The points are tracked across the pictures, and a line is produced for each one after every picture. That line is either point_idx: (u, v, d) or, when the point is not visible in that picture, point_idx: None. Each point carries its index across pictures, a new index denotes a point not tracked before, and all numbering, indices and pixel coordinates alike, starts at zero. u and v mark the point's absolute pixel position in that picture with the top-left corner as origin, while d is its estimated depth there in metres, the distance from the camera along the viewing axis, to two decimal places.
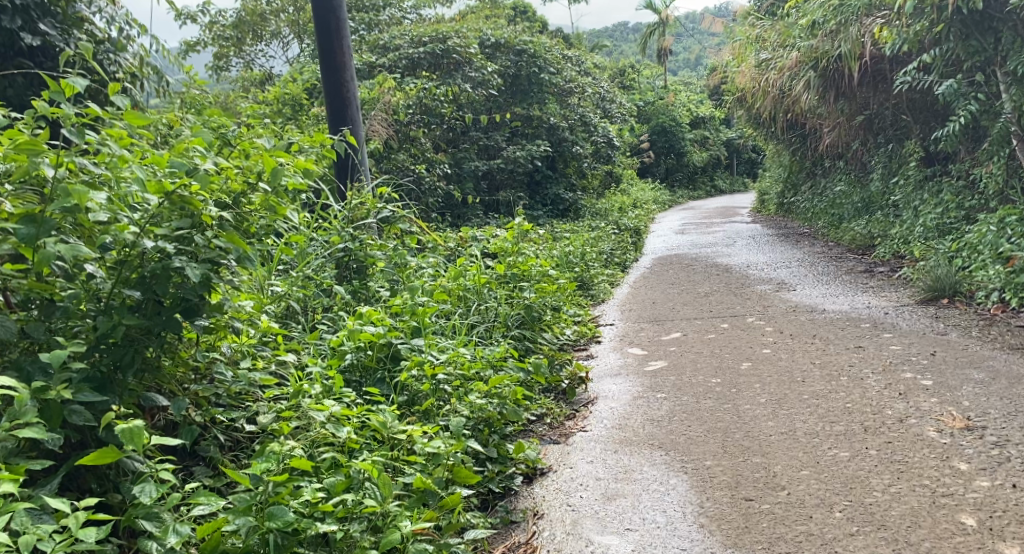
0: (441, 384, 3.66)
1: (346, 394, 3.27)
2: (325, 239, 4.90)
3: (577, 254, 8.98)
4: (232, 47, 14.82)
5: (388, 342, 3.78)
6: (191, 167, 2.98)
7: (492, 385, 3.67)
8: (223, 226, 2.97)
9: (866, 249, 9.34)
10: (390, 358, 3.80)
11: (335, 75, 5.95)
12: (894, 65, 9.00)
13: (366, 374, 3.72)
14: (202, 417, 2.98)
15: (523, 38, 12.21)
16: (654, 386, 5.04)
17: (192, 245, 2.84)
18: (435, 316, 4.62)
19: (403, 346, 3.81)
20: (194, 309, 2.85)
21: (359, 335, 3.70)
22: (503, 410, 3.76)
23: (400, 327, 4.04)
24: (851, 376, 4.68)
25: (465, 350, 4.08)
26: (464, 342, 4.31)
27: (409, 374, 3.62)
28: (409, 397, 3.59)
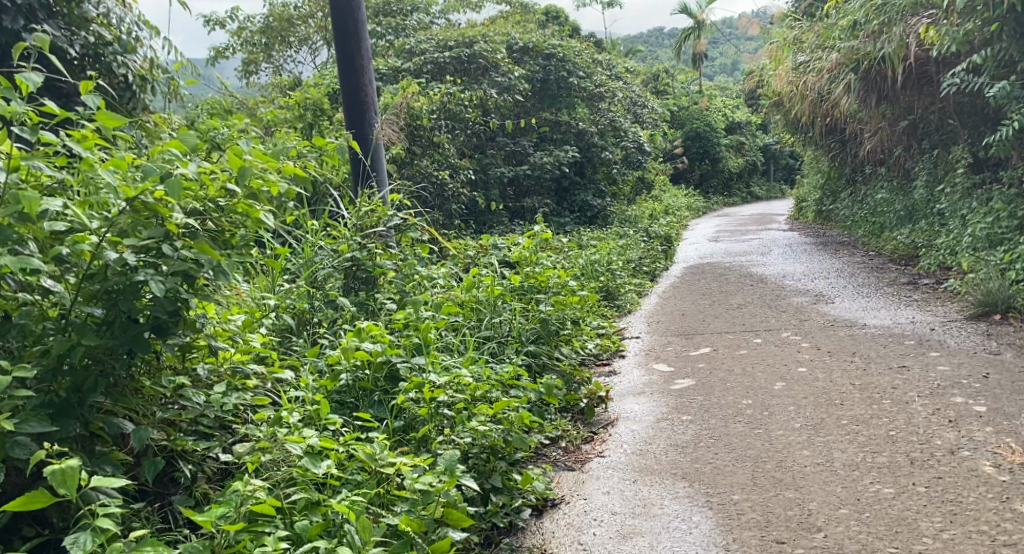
0: (442, 408, 3.37)
1: (331, 421, 3.04)
2: (333, 248, 4.62)
3: (604, 263, 8.67)
4: (260, 53, 14.61)
5: (387, 361, 3.52)
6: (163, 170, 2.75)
7: (498, 408, 3.40)
8: (196, 235, 2.75)
9: (908, 260, 8.99)
10: (389, 378, 3.54)
11: (353, 79, 5.67)
12: (940, 67, 8.62)
13: (362, 396, 3.46)
14: (170, 445, 2.82)
15: (552, 42, 11.93)
16: (680, 406, 4.72)
17: (159, 256, 2.64)
18: (444, 330, 4.34)
19: (402, 365, 3.54)
20: (161, 325, 2.67)
21: (353, 354, 3.46)
22: (508, 437, 3.45)
23: (404, 344, 3.78)
24: (894, 400, 4.34)
25: (471, 369, 3.79)
26: (471, 360, 4.02)
27: (407, 397, 3.36)
28: (407, 421, 3.33)
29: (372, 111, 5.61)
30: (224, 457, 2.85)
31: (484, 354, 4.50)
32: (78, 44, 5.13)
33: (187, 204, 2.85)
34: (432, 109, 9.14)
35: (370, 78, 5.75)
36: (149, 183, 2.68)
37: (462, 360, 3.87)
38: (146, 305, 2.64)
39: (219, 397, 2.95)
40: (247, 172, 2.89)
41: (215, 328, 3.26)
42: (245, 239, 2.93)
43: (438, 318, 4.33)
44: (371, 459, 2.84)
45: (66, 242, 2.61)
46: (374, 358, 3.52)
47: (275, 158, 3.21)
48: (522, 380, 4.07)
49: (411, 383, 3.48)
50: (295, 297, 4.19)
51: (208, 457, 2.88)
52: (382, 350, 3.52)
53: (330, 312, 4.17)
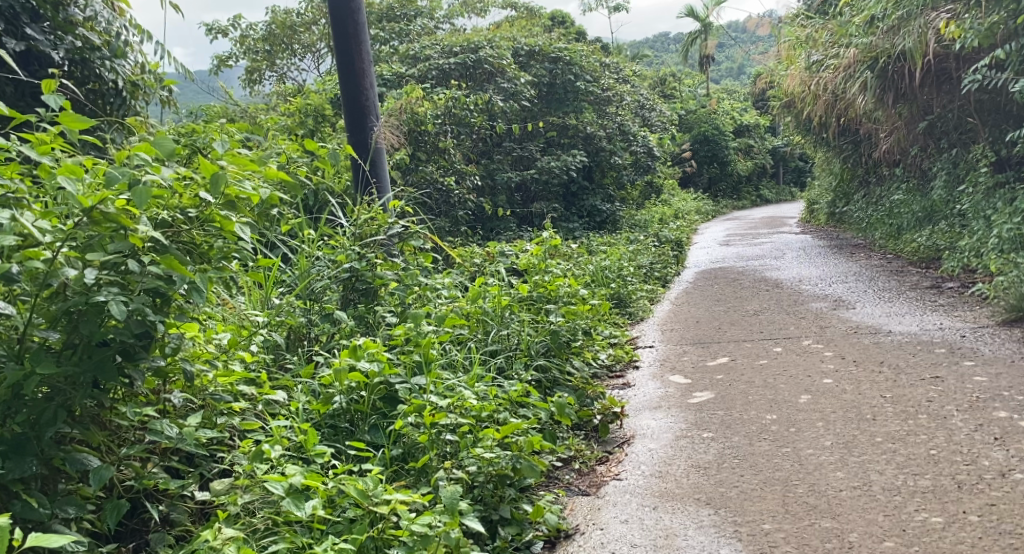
0: (445, 433, 3.10)
1: (320, 454, 2.82)
2: (331, 257, 4.32)
3: (614, 269, 8.40)
4: (262, 60, 14.34)
5: (385, 382, 3.25)
6: (134, 177, 2.52)
7: (506, 431, 3.15)
8: (167, 249, 2.58)
9: (930, 262, 8.68)
10: (388, 399, 3.27)
11: (353, 83, 5.40)
12: (960, 64, 8.38)
13: (358, 419, 3.20)
14: (137, 483, 2.59)
15: (558, 45, 11.68)
16: (699, 422, 4.43)
17: (123, 274, 2.47)
18: (449, 345, 4.08)
19: (402, 387, 3.27)
20: (131, 350, 2.50)
21: (347, 375, 3.19)
22: (517, 465, 3.13)
23: (403, 361, 3.52)
24: (930, 415, 4.15)
25: (477, 388, 3.50)
26: (476, 377, 3.74)
27: (405, 422, 3.09)
28: (405, 447, 3.07)
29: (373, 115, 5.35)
30: (201, 494, 2.63)
31: (490, 371, 4.22)
32: (63, 48, 4.72)
33: (154, 214, 2.65)
34: (436, 114, 8.90)
35: (371, 81, 5.48)
36: (108, 191, 2.47)
37: (468, 378, 3.60)
38: (112, 327, 2.44)
39: (193, 429, 2.70)
40: (221, 177, 2.67)
41: (193, 348, 2.99)
42: (223, 250, 2.74)
43: (442, 332, 4.06)
44: (364, 496, 2.62)
45: (15, 257, 2.39)
46: (371, 379, 3.25)
47: (256, 165, 3.01)
48: (532, 397, 3.80)
49: (410, 405, 3.23)
50: (288, 311, 3.93)
51: (184, 495, 2.65)
52: (380, 369, 3.26)
53: (326, 327, 3.90)
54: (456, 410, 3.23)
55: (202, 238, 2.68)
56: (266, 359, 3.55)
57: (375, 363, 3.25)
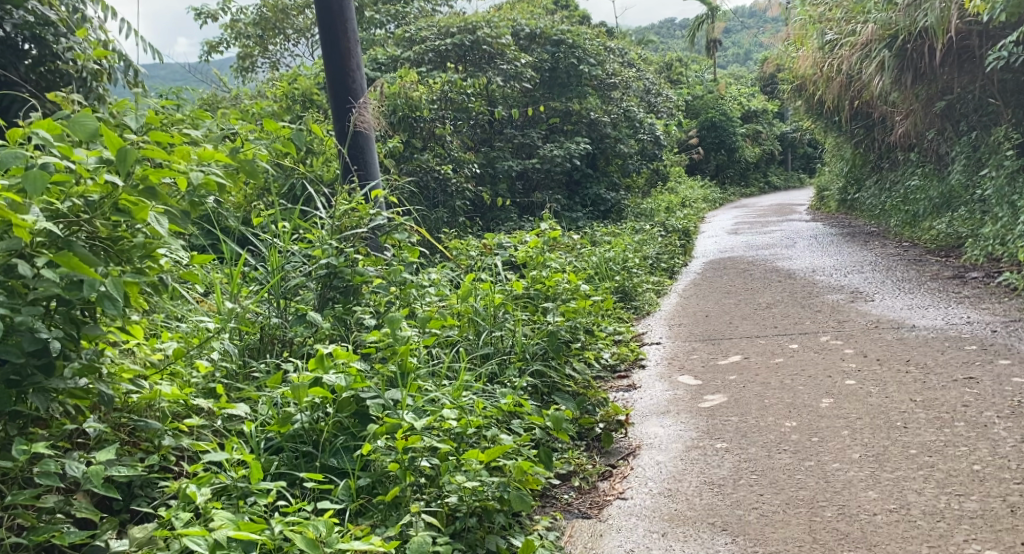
0: (419, 460, 2.74)
1: (263, 493, 2.56)
2: (307, 252, 3.85)
3: (619, 260, 8.00)
4: (254, 46, 13.87)
5: (354, 397, 2.90)
6: (21, 158, 2.41)
7: (490, 453, 2.79)
8: (68, 249, 2.42)
9: (949, 250, 8.28)
10: (358, 418, 2.92)
11: (339, 66, 5.00)
12: (983, 41, 7.99)
13: (323, 441, 2.86)
14: (26, 539, 2.30)
15: (561, 28, 11.25)
16: (711, 430, 4.04)
17: (15, 280, 2.37)
18: (434, 350, 3.71)
19: (374, 401, 2.92)
20: (25, 370, 2.40)
21: (305, 392, 2.82)
22: (504, 495, 2.77)
23: (377, 372, 3.16)
24: (968, 424, 3.77)
25: (462, 401, 3.13)
26: (464, 386, 3.36)
27: (375, 447, 2.74)
28: (374, 473, 2.72)
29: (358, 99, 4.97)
30: (119, 545, 2.39)
31: (481, 377, 3.82)
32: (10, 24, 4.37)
33: (48, 206, 2.49)
34: (432, 99, 8.49)
35: (359, 64, 5.08)
36: None
37: (452, 388, 3.23)
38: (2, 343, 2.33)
39: (101, 467, 2.42)
40: (125, 155, 2.53)
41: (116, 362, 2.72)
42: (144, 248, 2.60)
43: (425, 335, 3.69)
44: (314, 544, 2.36)
45: None
46: (338, 394, 2.89)
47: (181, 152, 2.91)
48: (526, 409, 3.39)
49: (382, 425, 2.87)
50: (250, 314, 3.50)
51: (96, 545, 2.38)
52: (348, 384, 2.90)
53: (298, 330, 3.48)
54: (435, 431, 2.87)
55: (123, 232, 2.58)
56: (222, 371, 3.17)
57: (342, 377, 2.89)
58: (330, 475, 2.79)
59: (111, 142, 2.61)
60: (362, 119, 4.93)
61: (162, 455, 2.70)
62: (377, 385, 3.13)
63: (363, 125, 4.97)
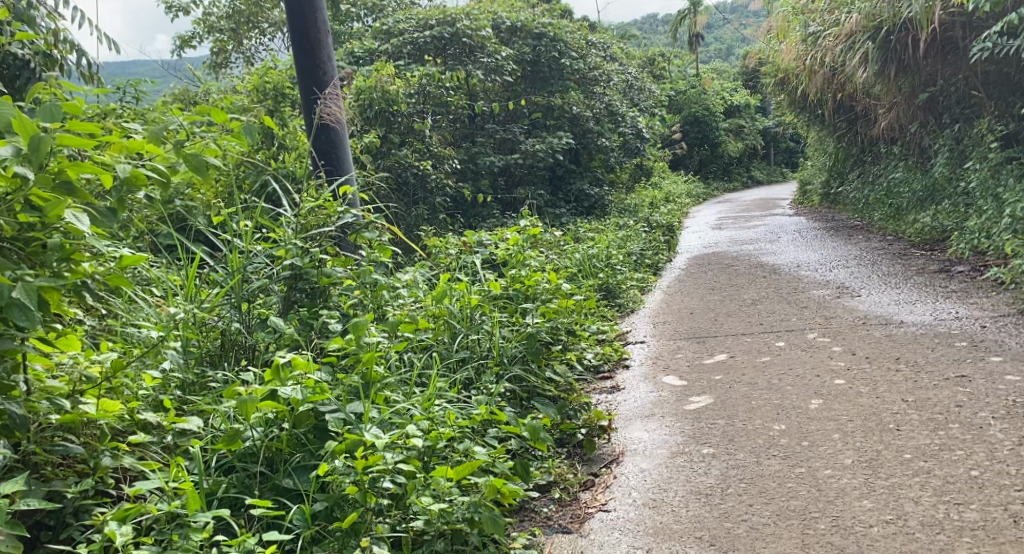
0: (382, 481, 2.59)
1: (200, 519, 2.42)
2: (270, 252, 3.69)
3: (602, 257, 7.84)
4: (228, 41, 13.59)
5: (313, 410, 2.76)
6: None
7: (461, 471, 2.67)
8: None
9: (934, 244, 8.17)
10: (316, 434, 2.78)
11: (309, 58, 4.82)
12: (967, 32, 7.88)
13: (279, 460, 2.70)
14: None
15: (542, 21, 11.07)
16: (697, 434, 3.88)
17: None
18: (405, 356, 3.54)
19: (334, 415, 2.77)
20: None
21: (254, 406, 2.66)
22: (476, 517, 2.63)
23: (340, 381, 2.99)
24: (963, 425, 3.63)
25: (433, 412, 2.96)
26: (435, 395, 3.18)
27: (332, 467, 2.59)
28: (332, 495, 2.57)
29: (325, 90, 4.76)
30: None
31: (455, 384, 3.65)
32: None
33: None
34: (410, 93, 8.30)
35: (330, 56, 4.91)
36: None
37: (422, 398, 3.07)
38: None
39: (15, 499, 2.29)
40: (37, 145, 2.45)
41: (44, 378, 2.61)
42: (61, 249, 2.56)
43: (395, 341, 3.52)
44: None
45: None
46: (295, 408, 2.75)
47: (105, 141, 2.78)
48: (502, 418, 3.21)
49: (343, 440, 2.73)
50: (203, 318, 3.35)
51: None
52: (305, 396, 2.75)
53: (262, 335, 3.35)
54: (401, 446, 2.71)
55: (37, 237, 2.53)
56: (172, 381, 3.03)
57: (299, 389, 2.75)
58: (284, 497, 2.65)
59: (21, 132, 2.50)
60: (327, 112, 4.74)
61: (100, 477, 2.56)
62: (338, 396, 2.96)
63: (330, 117, 4.78)
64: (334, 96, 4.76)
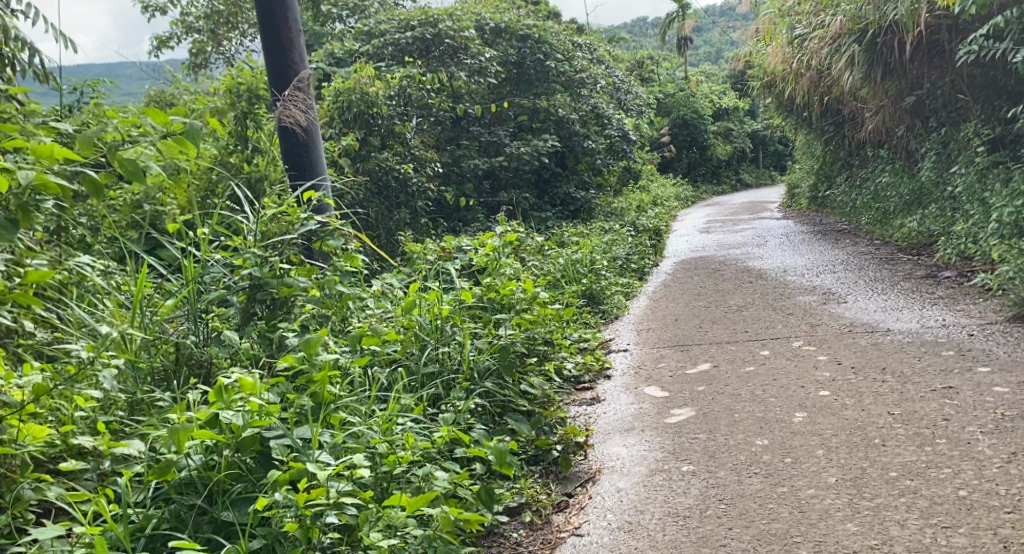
0: (326, 517, 2.47)
1: None
2: (228, 261, 3.62)
3: (586, 262, 7.70)
4: (208, 41, 13.40)
5: (258, 436, 2.62)
6: None
7: (415, 502, 2.56)
8: None
9: (921, 249, 8.06)
10: (260, 460, 2.66)
11: (281, 58, 4.78)
12: (953, 35, 7.78)
13: (220, 492, 2.56)
14: None
15: (527, 22, 10.93)
16: (677, 449, 3.75)
17: None
18: (368, 371, 3.40)
19: (280, 442, 2.65)
20: None
21: (186, 437, 2.53)
22: None
23: (293, 402, 2.86)
24: (950, 441, 3.50)
25: (390, 438, 2.83)
26: (395, 415, 3.02)
27: (273, 501, 2.46)
28: (271, 532, 2.44)
29: (285, 91, 4.63)
30: None
31: (422, 400, 3.49)
32: None
33: None
34: (390, 95, 8.14)
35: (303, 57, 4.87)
36: None
37: (381, 420, 2.93)
38: None
39: None
40: None
41: None
42: None
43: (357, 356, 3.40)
44: None
45: None
46: (237, 434, 2.61)
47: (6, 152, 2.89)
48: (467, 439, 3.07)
49: (289, 469, 2.61)
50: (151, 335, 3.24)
51: None
52: (246, 422, 2.62)
53: (215, 350, 3.27)
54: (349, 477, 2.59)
55: None
56: (115, 403, 2.91)
57: (240, 415, 2.62)
58: (221, 533, 2.51)
59: None
60: (286, 115, 4.62)
61: (18, 513, 2.45)
62: (287, 418, 2.82)
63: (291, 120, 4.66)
64: (293, 97, 4.62)
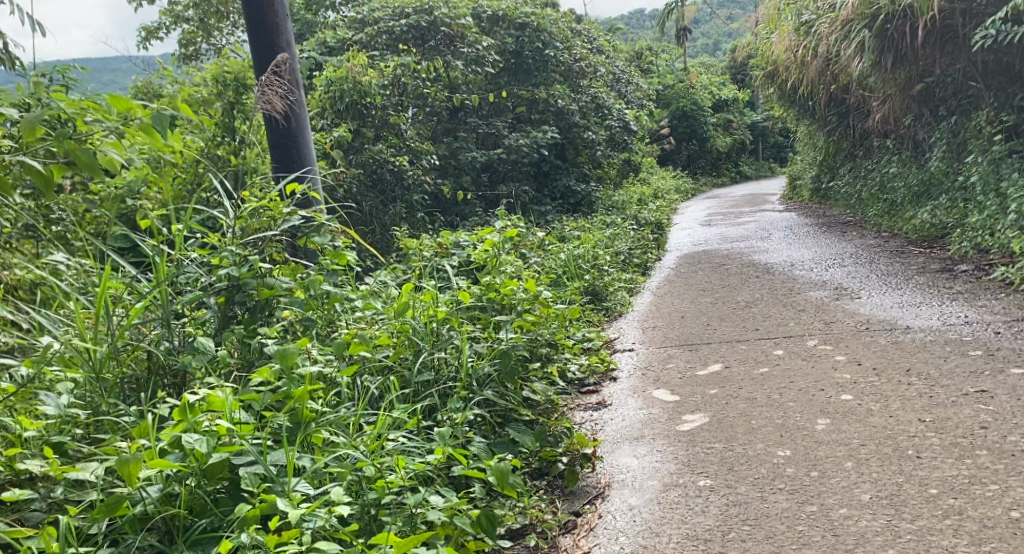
0: None
1: None
2: (206, 260, 3.35)
3: (588, 258, 7.40)
4: (199, 32, 13.09)
5: (225, 463, 2.39)
6: None
7: (406, 540, 2.30)
8: None
9: (933, 241, 7.76)
10: (227, 489, 2.42)
11: (265, 41, 4.48)
12: (967, 20, 7.46)
13: (184, 528, 2.32)
14: None
15: (525, 10, 10.60)
16: (691, 461, 3.46)
17: None
18: (353, 381, 3.13)
19: (251, 470, 2.39)
20: None
21: (138, 468, 2.27)
22: None
23: (268, 421, 2.60)
24: (994, 453, 3.22)
25: (376, 462, 2.56)
26: (383, 434, 2.75)
27: (240, 543, 2.20)
28: None
29: (263, 77, 4.36)
30: None
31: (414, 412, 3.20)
32: None
33: None
34: (384, 85, 7.82)
35: (291, 41, 4.58)
36: None
37: (368, 440, 2.67)
38: None
39: None
40: None
41: None
42: None
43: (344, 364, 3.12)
44: None
45: None
46: (204, 461, 2.37)
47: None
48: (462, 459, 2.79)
49: (260, 501, 2.36)
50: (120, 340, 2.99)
51: None
52: (211, 449, 2.36)
53: (189, 358, 3.01)
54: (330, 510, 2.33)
55: None
56: (73, 420, 2.64)
57: (204, 441, 2.37)
58: None
59: None
60: (265, 102, 4.36)
61: None
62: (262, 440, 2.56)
63: (271, 107, 4.40)
64: (271, 82, 4.35)
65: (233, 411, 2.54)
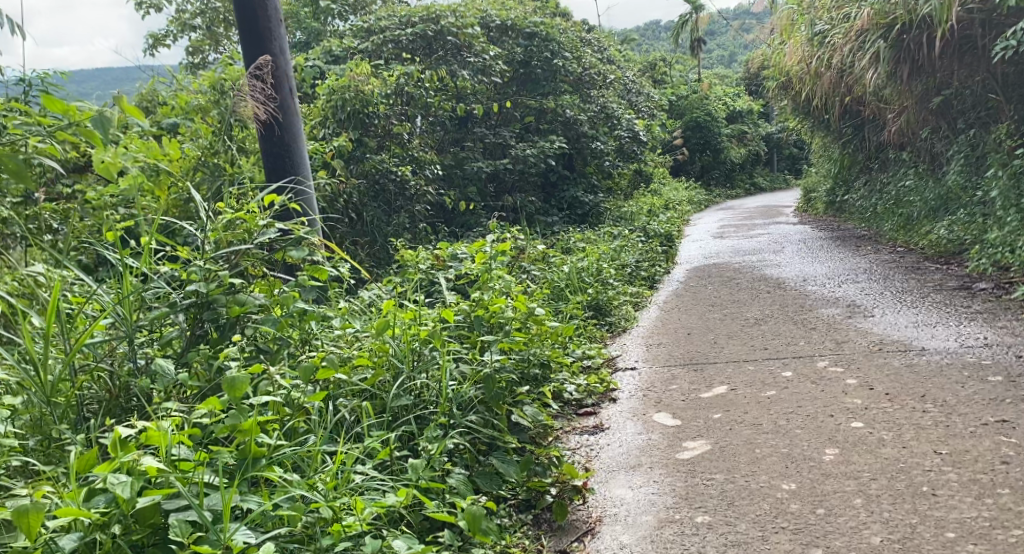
0: None
1: None
2: (175, 274, 3.15)
3: (593, 272, 7.18)
4: (207, 40, 12.95)
5: (156, 508, 2.26)
6: None
7: None
8: None
9: (951, 257, 7.49)
10: (158, 537, 2.28)
11: (257, 44, 4.28)
12: (987, 30, 7.22)
13: None
14: None
15: (534, 19, 10.43)
16: (690, 494, 3.23)
17: None
18: (320, 408, 2.93)
19: (181, 519, 2.24)
20: None
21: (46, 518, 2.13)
22: None
23: (214, 460, 2.48)
24: (1016, 493, 2.98)
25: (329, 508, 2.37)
26: (341, 480, 2.57)
27: None
28: None
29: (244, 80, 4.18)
30: None
31: (389, 441, 3.00)
32: None
33: None
34: (387, 94, 7.63)
35: (286, 45, 4.38)
36: None
37: (327, 478, 2.57)
38: None
39: None
40: None
41: None
42: None
43: (313, 391, 2.93)
44: None
45: None
46: (128, 509, 2.24)
47: None
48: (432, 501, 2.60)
49: (191, 551, 2.21)
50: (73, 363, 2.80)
51: None
52: (134, 494, 2.23)
53: (148, 382, 2.85)
54: None
55: None
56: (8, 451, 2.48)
57: (128, 485, 2.23)
58: None
59: None
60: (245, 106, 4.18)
61: None
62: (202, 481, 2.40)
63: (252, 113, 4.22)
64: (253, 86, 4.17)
65: (170, 449, 2.41)
